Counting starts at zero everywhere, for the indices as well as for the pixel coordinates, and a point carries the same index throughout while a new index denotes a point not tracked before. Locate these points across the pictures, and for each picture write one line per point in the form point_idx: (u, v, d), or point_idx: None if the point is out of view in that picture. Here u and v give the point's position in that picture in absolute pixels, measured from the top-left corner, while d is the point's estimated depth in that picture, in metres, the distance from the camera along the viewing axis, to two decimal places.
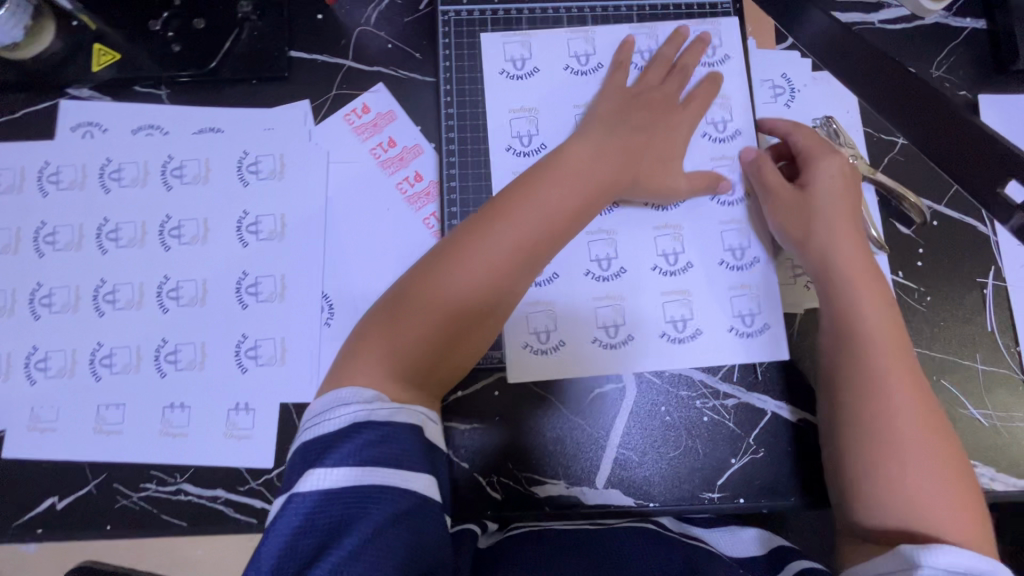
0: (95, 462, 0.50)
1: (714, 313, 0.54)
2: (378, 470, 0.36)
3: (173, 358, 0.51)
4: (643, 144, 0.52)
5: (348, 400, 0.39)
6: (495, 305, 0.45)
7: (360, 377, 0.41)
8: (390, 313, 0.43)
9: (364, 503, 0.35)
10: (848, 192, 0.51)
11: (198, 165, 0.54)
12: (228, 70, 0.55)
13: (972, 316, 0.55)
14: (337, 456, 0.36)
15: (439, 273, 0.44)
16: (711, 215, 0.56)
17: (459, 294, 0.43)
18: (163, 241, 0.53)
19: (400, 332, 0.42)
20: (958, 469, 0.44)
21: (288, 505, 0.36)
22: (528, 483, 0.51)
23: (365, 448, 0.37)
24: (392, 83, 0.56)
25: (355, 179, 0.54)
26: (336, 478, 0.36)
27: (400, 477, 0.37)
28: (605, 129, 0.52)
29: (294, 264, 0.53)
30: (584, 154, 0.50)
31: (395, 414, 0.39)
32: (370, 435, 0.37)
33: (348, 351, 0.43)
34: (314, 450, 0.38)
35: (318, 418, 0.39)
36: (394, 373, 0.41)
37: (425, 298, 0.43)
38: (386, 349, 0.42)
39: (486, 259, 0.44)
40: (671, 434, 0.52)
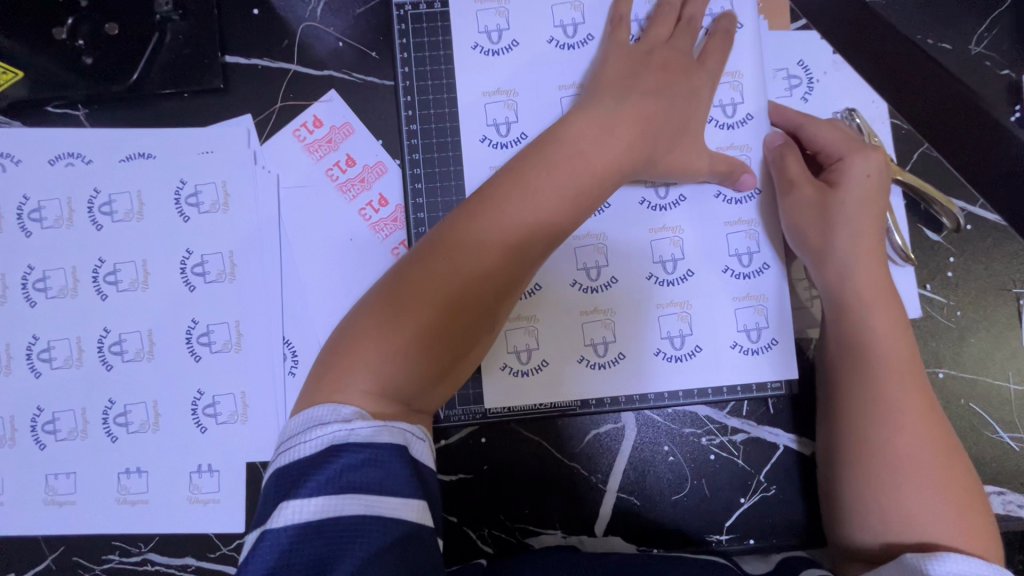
0: (50, 535, 0.46)
1: (719, 326, 0.47)
2: (363, 497, 0.30)
3: (123, 420, 0.47)
4: (661, 111, 0.44)
5: (324, 420, 0.33)
6: (491, 302, 0.38)
7: (338, 393, 0.35)
8: (370, 316, 0.37)
9: (347, 536, 0.29)
10: (878, 196, 0.44)
11: (130, 199, 0.48)
12: (153, 84, 0.47)
13: (1007, 331, 0.49)
14: (315, 484, 0.30)
15: (425, 270, 0.38)
16: (715, 213, 0.48)
17: (447, 293, 0.37)
18: (98, 289, 0.47)
19: (382, 338, 0.36)
20: (975, 514, 0.38)
21: (259, 547, 0.30)
22: (522, 534, 0.47)
23: (347, 471, 0.31)
24: (345, 90, 0.48)
25: (310, 206, 0.48)
26: (313, 510, 0.30)
27: (388, 504, 0.30)
28: (618, 99, 0.43)
29: (249, 308, 0.47)
30: (591, 125, 0.42)
31: (378, 434, 0.32)
32: (353, 457, 0.31)
33: (325, 362, 0.37)
34: (289, 478, 0.32)
35: (294, 441, 0.33)
36: (377, 386, 0.35)
37: (408, 298, 0.37)
38: (372, 361, 0.35)
39: (477, 250, 0.38)
40: (675, 475, 0.48)
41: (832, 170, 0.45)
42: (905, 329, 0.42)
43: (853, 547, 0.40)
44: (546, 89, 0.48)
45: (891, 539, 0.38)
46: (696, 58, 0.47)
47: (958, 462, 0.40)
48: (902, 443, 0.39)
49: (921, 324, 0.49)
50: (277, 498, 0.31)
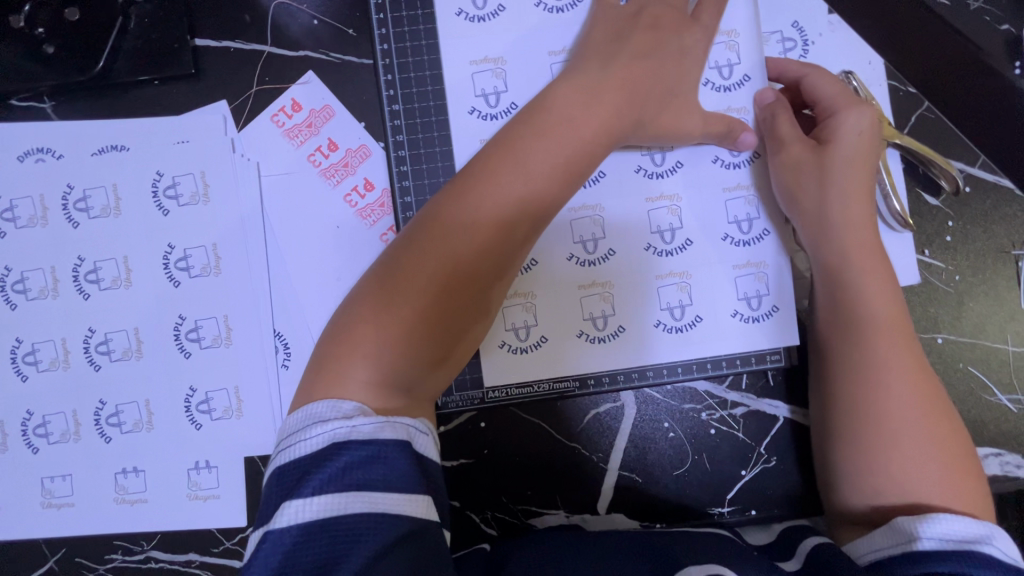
0: (51, 538, 0.46)
1: (717, 297, 0.46)
2: (367, 495, 0.30)
3: (115, 420, 0.46)
4: (649, 72, 0.42)
5: (324, 417, 0.33)
6: (487, 283, 0.38)
7: (337, 389, 0.34)
8: (364, 304, 0.36)
9: (351, 534, 0.29)
10: (868, 154, 0.43)
11: (105, 195, 0.46)
12: (121, 72, 0.45)
13: (1006, 293, 0.49)
14: (317, 483, 0.30)
15: (415, 255, 0.36)
16: (712, 182, 0.46)
17: (440, 277, 0.36)
18: (80, 288, 0.46)
19: (378, 327, 0.35)
20: (965, 472, 0.38)
21: (262, 547, 0.30)
22: (525, 515, 0.47)
23: (350, 470, 0.30)
24: (323, 69, 0.46)
25: (295, 194, 0.46)
26: (317, 509, 0.29)
27: (392, 501, 0.30)
28: (602, 65, 0.41)
29: (237, 301, 0.46)
30: (577, 94, 0.40)
31: (380, 430, 0.32)
32: (354, 454, 0.31)
33: (321, 355, 0.36)
34: (290, 476, 0.31)
35: (294, 437, 0.32)
36: (377, 375, 0.34)
37: (401, 285, 0.36)
38: (370, 349, 0.35)
39: (469, 231, 0.37)
40: (676, 451, 0.48)
41: (824, 127, 0.44)
42: (898, 292, 0.42)
43: (843, 510, 0.40)
44: (532, 60, 0.46)
45: (881, 502, 0.38)
46: (689, 17, 0.45)
47: (947, 422, 0.39)
48: (892, 405, 0.39)
49: (920, 290, 0.49)
50: (279, 497, 0.30)
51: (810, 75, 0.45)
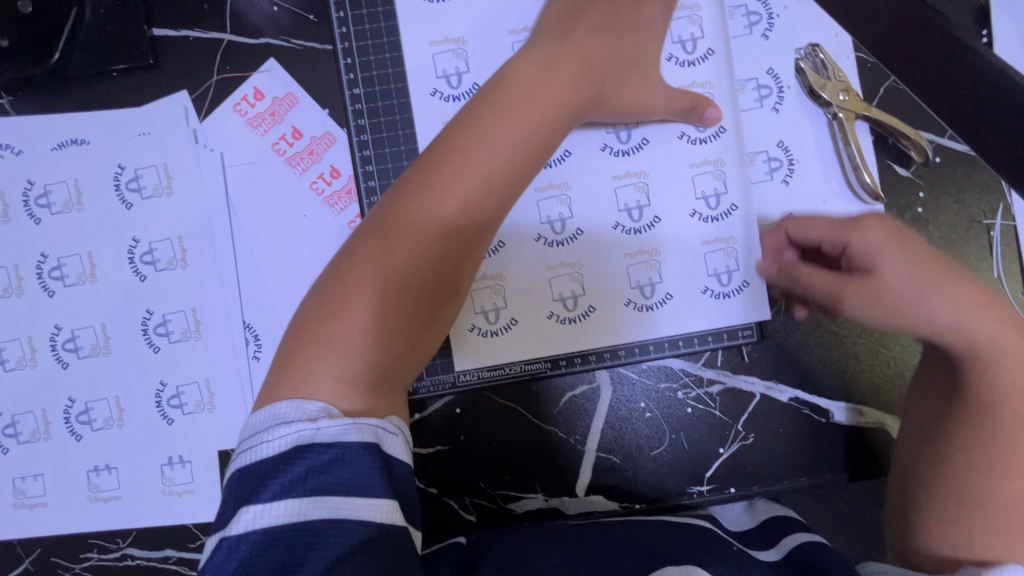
0: (24, 539, 0.45)
1: (687, 273, 0.46)
2: (330, 500, 0.29)
3: (85, 418, 0.45)
4: (607, 49, 0.42)
5: (287, 418, 0.32)
6: (459, 266, 0.38)
7: (302, 388, 0.33)
8: (333, 297, 0.35)
9: (313, 540, 0.29)
10: (919, 259, 0.40)
11: (67, 190, 0.45)
12: (78, 64, 0.45)
13: (980, 263, 0.48)
14: (278, 488, 0.30)
15: (382, 242, 0.36)
16: (679, 158, 0.46)
17: (411, 264, 0.35)
18: (44, 285, 0.45)
19: (349, 319, 0.34)
20: None
21: (219, 551, 0.29)
22: (503, 500, 0.47)
23: (312, 474, 0.30)
24: (284, 56, 0.46)
25: (260, 184, 0.46)
26: (277, 514, 0.29)
27: (356, 506, 0.30)
28: (558, 38, 0.42)
29: (205, 294, 0.46)
30: (532, 72, 0.40)
31: (347, 432, 0.31)
32: (318, 457, 0.30)
33: (286, 354, 0.35)
34: (248, 480, 0.30)
35: (255, 438, 0.32)
36: (345, 369, 0.34)
37: (370, 274, 0.35)
38: (338, 338, 0.34)
39: (436, 215, 0.36)
40: (653, 431, 0.47)
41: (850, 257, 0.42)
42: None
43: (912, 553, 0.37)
44: (494, 40, 0.45)
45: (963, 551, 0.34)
46: None
47: None
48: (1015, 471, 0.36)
49: None
50: (237, 501, 0.30)
51: (790, 228, 0.45)
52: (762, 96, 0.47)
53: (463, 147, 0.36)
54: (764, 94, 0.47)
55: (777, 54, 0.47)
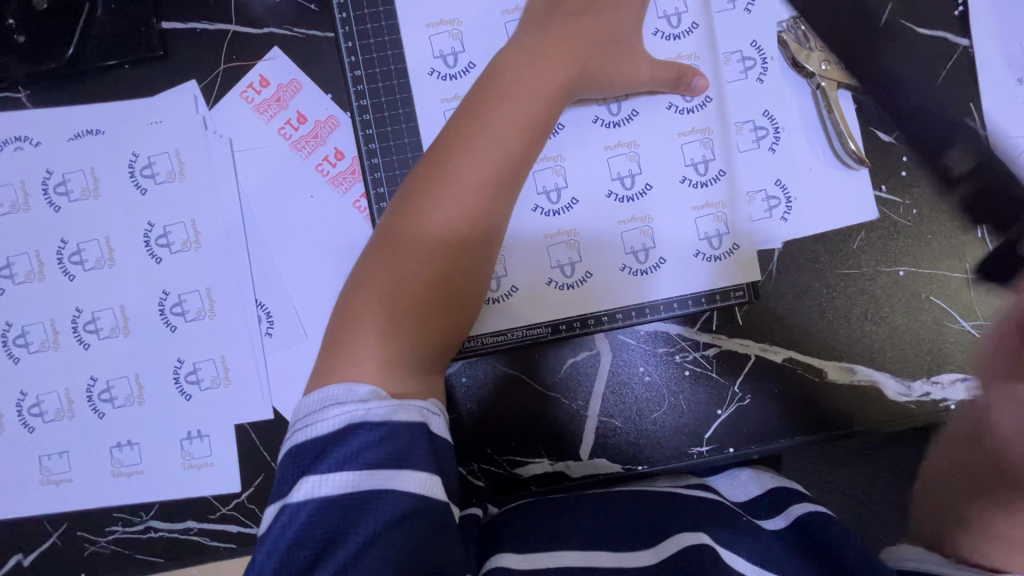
0: (52, 514, 0.47)
1: (678, 236, 0.48)
2: (382, 473, 0.31)
3: (107, 396, 0.47)
4: (590, 29, 0.45)
5: (340, 399, 0.33)
6: (481, 243, 0.40)
7: (351, 372, 0.35)
8: (365, 288, 0.38)
9: (363, 507, 0.31)
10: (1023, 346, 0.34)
11: (84, 178, 0.47)
12: (92, 57, 0.47)
13: (964, 223, 0.50)
14: (333, 462, 0.31)
15: (405, 229, 0.39)
16: (668, 127, 0.48)
17: (434, 245, 0.38)
18: (64, 270, 0.47)
19: (383, 302, 0.37)
20: None
21: (277, 519, 0.31)
22: (511, 466, 0.49)
23: (364, 449, 0.32)
24: (288, 45, 0.48)
25: (269, 167, 0.48)
26: (333, 485, 0.31)
27: (404, 478, 0.32)
28: (542, 23, 0.45)
29: (218, 274, 0.48)
30: (521, 61, 0.42)
31: (395, 412, 0.33)
32: (369, 435, 0.32)
33: (330, 343, 0.37)
34: (305, 455, 0.32)
35: (309, 418, 0.33)
36: (389, 348, 0.36)
37: (398, 259, 0.38)
38: (380, 324, 0.36)
39: (451, 198, 0.39)
40: (653, 395, 0.49)
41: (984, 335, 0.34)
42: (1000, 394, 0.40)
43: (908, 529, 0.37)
44: (488, 22, 0.47)
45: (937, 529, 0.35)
46: None
47: None
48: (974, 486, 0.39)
49: (879, 226, 0.49)
50: (294, 473, 0.32)
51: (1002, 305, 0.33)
52: (747, 67, 0.49)
53: (469, 134, 0.39)
54: (748, 65, 0.49)
55: (761, 27, 0.49)
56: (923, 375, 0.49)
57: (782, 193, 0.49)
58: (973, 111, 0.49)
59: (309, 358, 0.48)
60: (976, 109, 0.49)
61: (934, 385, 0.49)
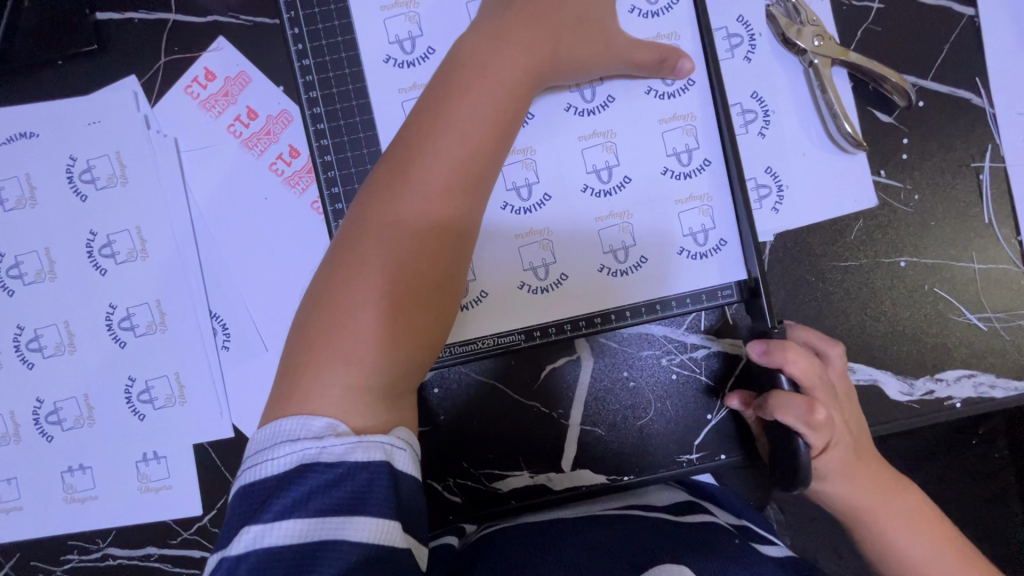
0: (4, 544, 0.45)
1: (661, 232, 0.44)
2: (333, 521, 0.30)
3: (55, 419, 0.44)
4: (558, 8, 0.41)
5: (293, 435, 0.31)
6: (456, 250, 0.37)
7: (309, 403, 0.32)
8: (323, 310, 0.35)
9: (312, 559, 0.29)
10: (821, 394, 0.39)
11: (19, 185, 0.44)
12: (21, 54, 0.43)
13: (968, 209, 0.46)
14: (281, 509, 0.30)
15: (369, 240, 0.35)
16: (647, 112, 0.44)
17: (401, 259, 0.35)
18: (3, 285, 0.44)
19: (346, 328, 0.34)
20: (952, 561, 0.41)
21: (222, 568, 0.30)
22: (489, 479, 0.46)
23: (314, 495, 0.30)
24: (234, 34, 0.44)
25: (217, 169, 0.44)
26: (280, 534, 0.29)
27: (357, 526, 0.30)
28: (504, 6, 0.41)
29: (168, 285, 0.44)
30: (482, 48, 0.39)
31: (352, 450, 0.31)
32: (320, 478, 0.30)
33: (287, 373, 0.34)
34: (251, 499, 0.31)
35: (259, 456, 0.31)
36: (351, 375, 0.33)
37: (359, 278, 0.34)
38: (338, 349, 0.33)
39: (416, 208, 0.35)
40: (638, 402, 0.46)
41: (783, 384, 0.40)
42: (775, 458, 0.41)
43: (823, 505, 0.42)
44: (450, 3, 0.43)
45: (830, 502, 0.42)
46: None
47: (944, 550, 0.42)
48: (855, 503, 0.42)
49: (878, 214, 0.46)
50: (239, 520, 0.30)
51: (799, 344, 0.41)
52: (733, 45, 0.46)
53: (433, 131, 0.35)
54: (734, 43, 0.46)
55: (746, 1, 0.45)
56: (928, 372, 0.46)
57: (772, 181, 0.46)
58: (977, 87, 0.46)
59: (270, 371, 0.44)
60: (981, 84, 0.46)
61: (939, 382, 0.46)
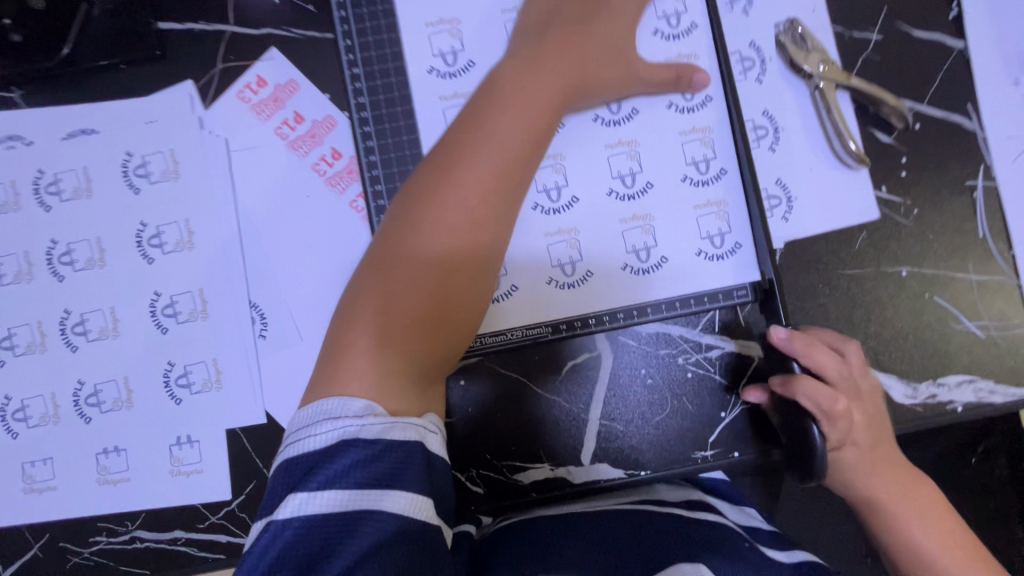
0: (34, 524, 0.46)
1: (681, 236, 0.47)
2: (371, 493, 0.31)
3: (94, 400, 0.46)
4: (585, 40, 0.45)
5: (334, 414, 0.33)
6: (486, 258, 0.39)
7: (347, 385, 0.34)
8: (361, 303, 0.37)
9: (350, 528, 0.30)
10: (838, 380, 0.43)
11: (75, 177, 0.47)
12: (87, 58, 0.46)
13: (963, 224, 0.49)
14: (324, 479, 0.31)
15: (408, 237, 0.38)
16: (668, 124, 0.48)
17: (437, 258, 0.38)
18: (53, 271, 0.46)
19: (384, 319, 0.36)
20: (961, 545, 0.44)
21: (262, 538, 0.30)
22: (510, 471, 0.48)
23: (355, 467, 0.31)
24: (287, 46, 0.48)
25: (265, 169, 0.47)
26: (322, 503, 0.30)
27: (394, 499, 0.31)
28: (535, 36, 0.45)
29: (211, 276, 0.47)
30: (517, 73, 0.43)
31: (389, 429, 0.33)
32: (363, 451, 0.32)
33: (327, 357, 0.37)
34: (295, 471, 0.32)
35: (302, 432, 0.33)
36: (387, 362, 0.35)
37: (398, 273, 0.37)
38: (376, 337, 0.36)
39: (452, 213, 0.38)
40: (655, 397, 0.48)
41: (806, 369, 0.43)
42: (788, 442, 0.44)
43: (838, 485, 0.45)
44: (487, 23, 0.47)
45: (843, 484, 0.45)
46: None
47: (956, 535, 0.44)
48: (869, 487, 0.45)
49: (880, 227, 0.49)
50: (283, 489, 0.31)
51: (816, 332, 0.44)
52: (746, 68, 0.49)
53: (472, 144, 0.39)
54: (747, 66, 0.49)
55: (758, 28, 0.49)
56: (930, 377, 0.48)
57: (782, 192, 0.49)
58: (969, 112, 0.50)
59: (304, 360, 0.46)
60: (972, 109, 0.50)
61: (940, 386, 0.48)
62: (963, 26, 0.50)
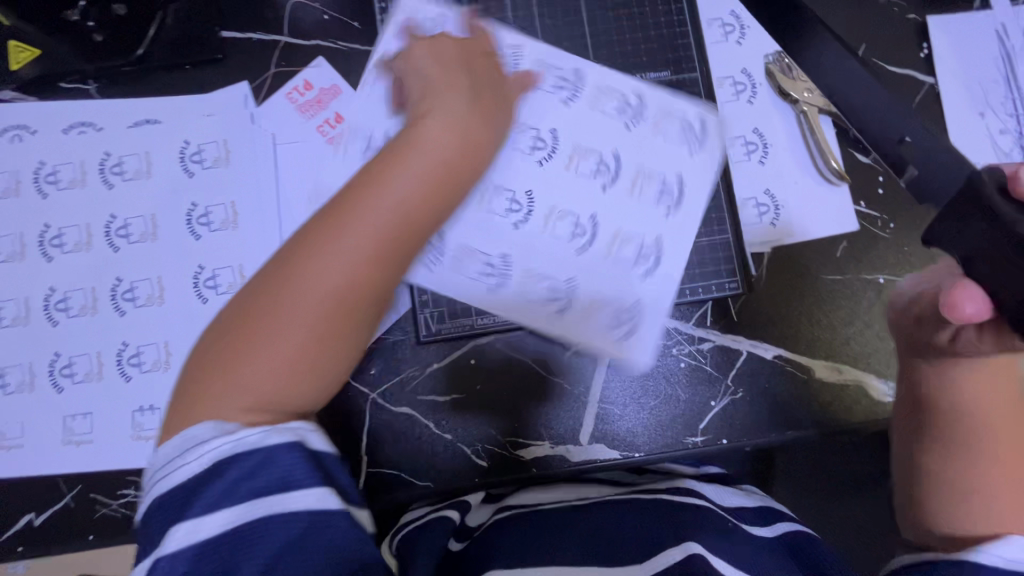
0: (69, 474, 0.49)
1: (672, 229, 0.52)
2: (266, 500, 0.34)
3: (136, 360, 0.50)
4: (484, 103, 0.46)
5: (200, 440, 0.35)
6: (357, 318, 0.39)
7: (212, 410, 0.36)
8: (225, 351, 0.37)
9: (252, 538, 0.33)
10: None
11: (138, 160, 0.52)
12: (157, 58, 0.53)
13: None
14: (207, 502, 0.33)
15: (277, 290, 0.38)
16: (581, 139, 0.53)
17: (311, 313, 0.37)
18: (110, 242, 0.51)
19: (254, 363, 0.36)
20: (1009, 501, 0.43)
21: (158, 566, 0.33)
22: (513, 447, 0.51)
23: (240, 482, 0.34)
24: (332, 56, 0.54)
25: (305, 161, 0.53)
26: (212, 525, 0.33)
27: (294, 499, 0.34)
28: (423, 96, 0.45)
29: (250, 253, 0.52)
30: (428, 138, 0.43)
31: (266, 437, 0.35)
32: (241, 466, 0.34)
33: (189, 393, 0.37)
34: (171, 503, 0.33)
35: (170, 466, 0.34)
36: (257, 399, 0.36)
37: (271, 325, 0.37)
38: (241, 382, 0.36)
39: (331, 270, 0.38)
40: (650, 384, 0.52)
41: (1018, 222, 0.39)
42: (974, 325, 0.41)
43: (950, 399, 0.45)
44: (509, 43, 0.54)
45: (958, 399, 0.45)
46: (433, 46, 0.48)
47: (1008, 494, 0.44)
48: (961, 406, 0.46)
49: (859, 238, 0.54)
50: (168, 520, 0.33)
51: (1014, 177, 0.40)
52: (738, 91, 0.56)
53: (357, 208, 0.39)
54: (739, 89, 0.56)
55: (749, 58, 0.56)
56: None
57: (770, 201, 0.54)
58: (940, 139, 0.56)
59: None
60: (943, 136, 0.55)
61: None
62: (934, 63, 0.56)
